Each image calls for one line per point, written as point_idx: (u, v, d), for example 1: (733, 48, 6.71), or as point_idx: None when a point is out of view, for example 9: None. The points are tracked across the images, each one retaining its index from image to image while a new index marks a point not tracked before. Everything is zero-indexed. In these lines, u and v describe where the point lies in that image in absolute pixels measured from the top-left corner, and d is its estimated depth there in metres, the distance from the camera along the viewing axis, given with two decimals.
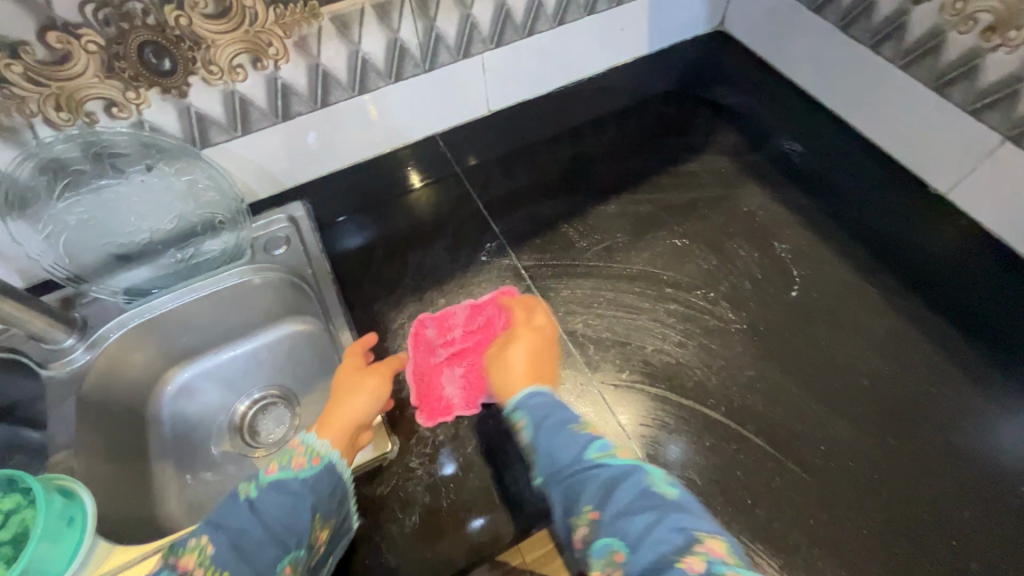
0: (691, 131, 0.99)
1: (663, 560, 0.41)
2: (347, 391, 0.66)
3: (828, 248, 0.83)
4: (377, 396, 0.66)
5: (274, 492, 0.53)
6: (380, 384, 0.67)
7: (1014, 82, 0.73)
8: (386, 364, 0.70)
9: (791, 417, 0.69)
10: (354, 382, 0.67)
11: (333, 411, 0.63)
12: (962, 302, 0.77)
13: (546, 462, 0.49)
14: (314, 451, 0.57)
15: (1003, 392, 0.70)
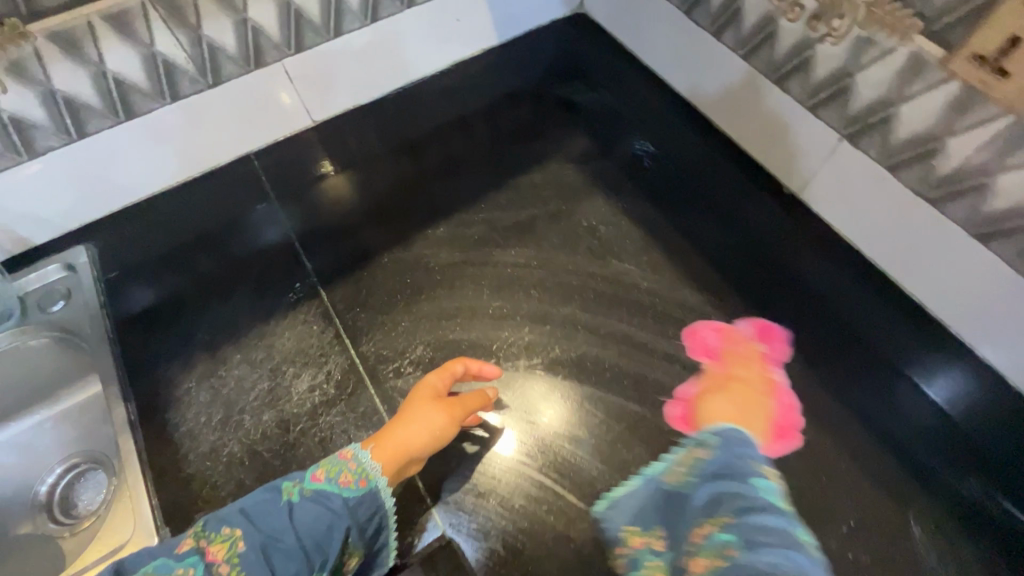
0: (543, 133, 0.89)
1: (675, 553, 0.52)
2: (411, 418, 0.60)
3: (674, 266, 0.76)
4: (439, 437, 0.60)
5: (316, 503, 0.53)
6: (447, 426, 0.61)
7: (845, 76, 0.65)
8: (466, 401, 0.63)
9: (612, 468, 0.62)
10: (426, 413, 0.60)
11: (395, 430, 0.59)
12: (806, 318, 0.71)
13: (721, 460, 0.52)
14: (365, 473, 0.56)
15: (838, 419, 0.65)
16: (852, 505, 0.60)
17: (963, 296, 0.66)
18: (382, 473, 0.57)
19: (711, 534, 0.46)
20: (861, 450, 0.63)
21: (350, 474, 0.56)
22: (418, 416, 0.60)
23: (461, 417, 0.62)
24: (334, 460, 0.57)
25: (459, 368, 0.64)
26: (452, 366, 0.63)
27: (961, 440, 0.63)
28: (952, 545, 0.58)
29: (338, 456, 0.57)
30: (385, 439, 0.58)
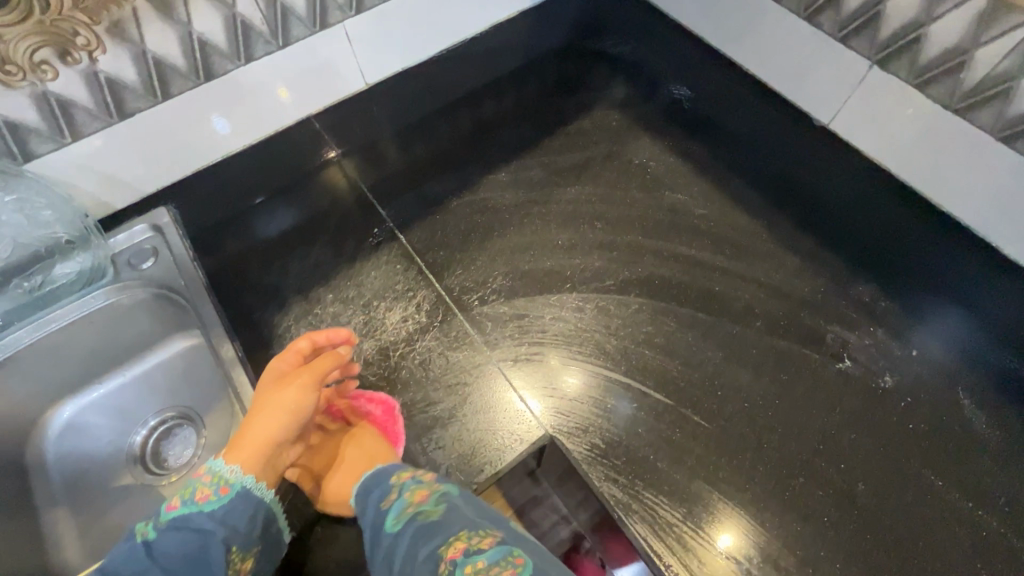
0: (584, 86, 0.94)
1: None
2: (265, 405, 0.62)
3: (723, 194, 0.82)
4: (300, 414, 0.63)
5: (177, 528, 0.55)
6: (301, 398, 0.63)
7: (873, 6, 0.73)
8: (313, 369, 0.64)
9: (690, 368, 0.69)
10: (275, 398, 0.62)
11: (249, 428, 0.61)
12: (846, 234, 0.78)
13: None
14: (221, 479, 0.58)
15: (888, 315, 0.72)
16: (904, 384, 0.67)
17: (987, 199, 0.73)
18: (247, 472, 0.59)
19: (392, 503, 0.56)
20: (910, 338, 0.70)
21: (216, 486, 0.58)
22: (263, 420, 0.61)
23: (315, 384, 0.64)
24: (190, 483, 0.59)
25: (302, 344, 0.66)
26: (295, 344, 0.65)
27: (991, 323, 0.71)
28: (994, 412, 0.66)
29: (192, 477, 0.59)
30: (242, 439, 0.61)
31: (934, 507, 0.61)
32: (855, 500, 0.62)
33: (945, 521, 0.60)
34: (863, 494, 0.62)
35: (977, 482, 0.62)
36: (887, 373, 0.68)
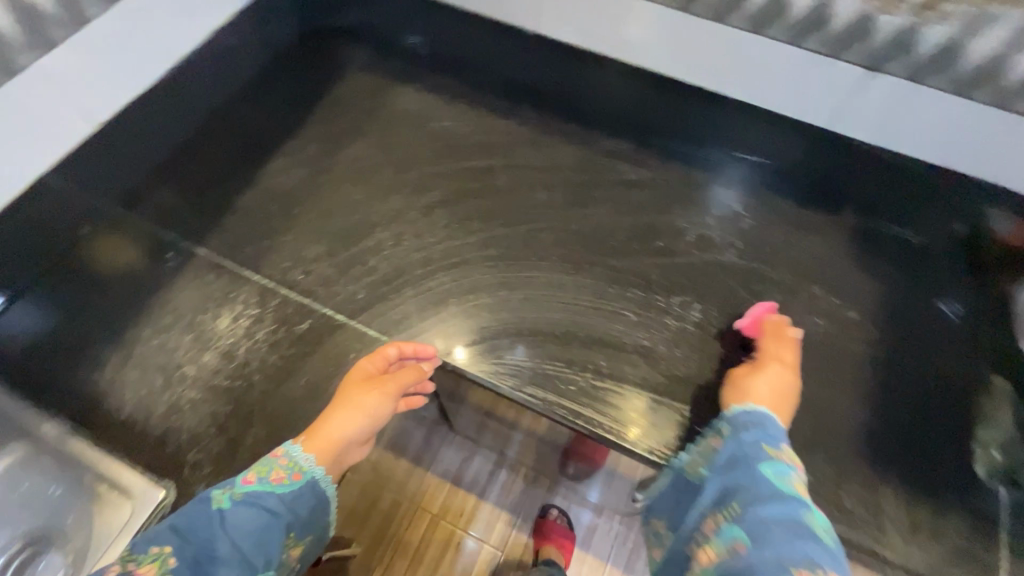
0: (325, 64, 0.98)
1: (780, 563, 0.48)
2: (345, 403, 0.66)
3: (478, 111, 0.94)
4: (372, 417, 0.66)
5: (252, 504, 0.58)
6: (378, 403, 0.66)
7: None
8: (398, 378, 0.67)
9: (504, 249, 0.80)
10: (354, 398, 0.66)
11: (323, 423, 0.64)
12: (581, 108, 0.95)
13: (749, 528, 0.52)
14: (296, 467, 0.61)
15: (630, 154, 0.90)
16: (661, 196, 0.86)
17: (655, 46, 0.83)
18: (317, 463, 0.62)
19: (778, 457, 0.57)
20: (647, 162, 0.89)
21: (289, 475, 0.61)
22: (756, 395, 0.64)
23: (395, 393, 0.67)
24: (264, 463, 0.61)
25: (392, 351, 0.68)
26: (384, 351, 0.67)
27: (696, 133, 0.92)
28: (718, 190, 0.87)
29: (269, 459, 0.62)
30: (318, 432, 0.64)
31: (706, 268, 0.80)
32: (653, 288, 0.77)
33: (715, 275, 0.79)
34: (661, 282, 0.78)
35: (725, 240, 0.82)
36: (645, 195, 0.86)
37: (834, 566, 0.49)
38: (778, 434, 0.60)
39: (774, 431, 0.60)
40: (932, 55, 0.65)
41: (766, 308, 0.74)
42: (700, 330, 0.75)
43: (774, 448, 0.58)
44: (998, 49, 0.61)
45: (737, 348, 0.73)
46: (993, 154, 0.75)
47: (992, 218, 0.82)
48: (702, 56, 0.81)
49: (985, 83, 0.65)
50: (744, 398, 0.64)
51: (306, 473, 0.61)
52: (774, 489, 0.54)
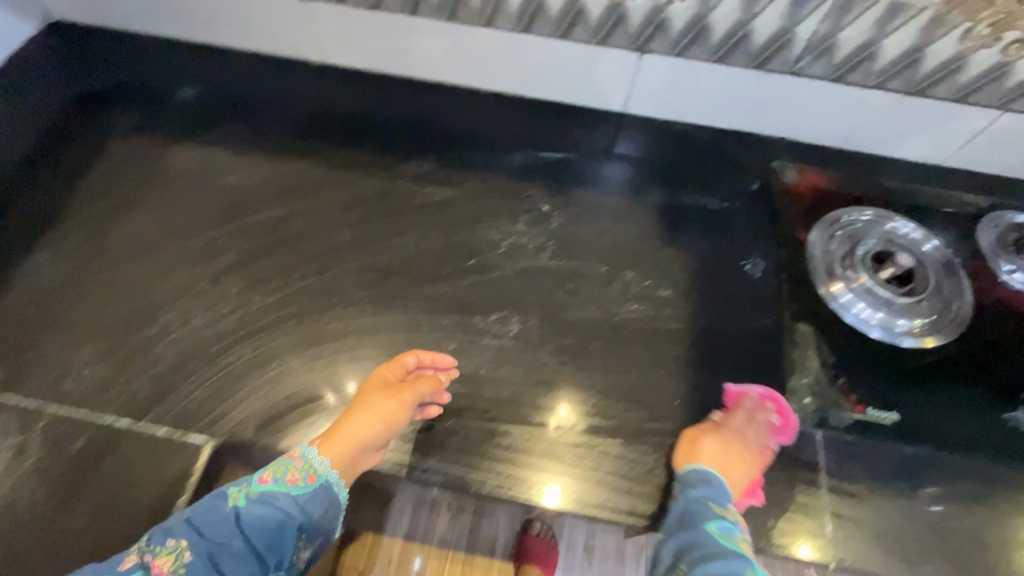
0: (88, 135, 0.88)
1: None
2: (361, 408, 0.64)
3: (268, 157, 0.88)
4: (388, 424, 0.63)
5: (263, 504, 0.59)
6: (394, 413, 0.63)
7: None
8: (414, 388, 0.64)
9: (308, 302, 0.75)
10: (372, 404, 0.64)
11: (342, 425, 0.63)
12: (379, 138, 0.92)
13: None
14: (312, 469, 0.61)
15: (435, 173, 0.88)
16: (469, 210, 0.84)
17: (444, 57, 0.92)
18: (333, 467, 0.61)
19: (722, 517, 0.61)
20: (454, 179, 0.87)
21: (302, 480, 0.61)
22: (705, 449, 0.66)
23: (412, 404, 0.64)
24: (281, 462, 0.62)
25: (411, 361, 0.67)
26: (403, 359, 0.67)
27: (497, 143, 0.93)
28: (525, 194, 0.86)
29: (285, 458, 0.62)
30: (335, 434, 0.62)
31: (521, 276, 0.78)
32: (470, 309, 0.75)
33: (532, 282, 0.78)
34: (476, 301, 0.76)
35: (536, 245, 0.81)
36: (453, 213, 0.83)
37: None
38: (722, 492, 0.63)
39: (720, 487, 0.63)
40: (685, 24, 0.79)
41: (761, 390, 0.70)
42: (519, 343, 0.73)
43: (722, 505, 0.62)
44: (733, 9, 0.76)
45: (558, 353, 0.73)
46: (764, 107, 0.88)
47: (782, 172, 0.89)
48: (484, 62, 0.91)
49: (733, 43, 0.80)
50: (690, 454, 0.66)
51: (319, 477, 0.61)
52: (721, 547, 0.58)
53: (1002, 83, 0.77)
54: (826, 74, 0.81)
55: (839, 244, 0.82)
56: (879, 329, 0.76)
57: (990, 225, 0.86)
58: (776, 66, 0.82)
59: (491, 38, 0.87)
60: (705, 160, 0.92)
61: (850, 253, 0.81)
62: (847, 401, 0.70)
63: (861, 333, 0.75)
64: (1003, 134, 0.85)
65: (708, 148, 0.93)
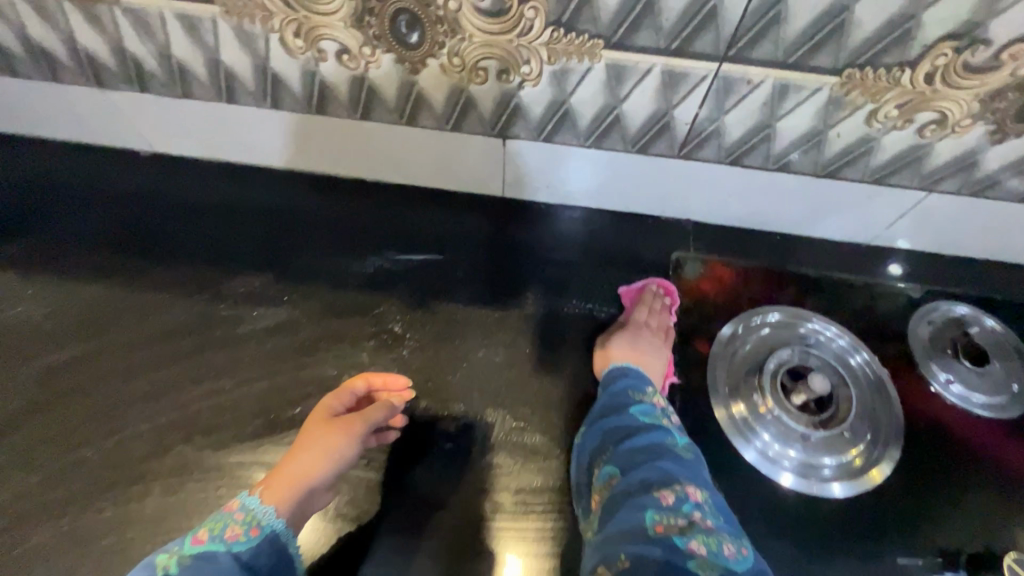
0: None
1: (644, 484, 0.53)
2: (306, 445, 0.58)
3: (62, 280, 0.72)
4: (339, 460, 0.58)
5: (202, 566, 0.48)
6: (346, 443, 0.59)
7: (77, 49, 0.67)
8: (365, 413, 0.60)
9: (80, 484, 0.59)
10: (316, 439, 0.58)
11: (286, 464, 0.57)
12: (205, 247, 0.76)
13: (626, 458, 0.56)
14: (253, 518, 0.53)
15: (269, 290, 0.73)
16: (304, 339, 0.70)
17: (280, 144, 0.77)
18: (278, 513, 0.54)
19: (642, 403, 0.62)
20: (291, 296, 0.73)
21: (245, 536, 0.52)
22: (615, 348, 0.68)
23: (364, 428, 0.60)
24: (218, 518, 0.53)
25: (361, 386, 0.63)
26: (353, 386, 0.63)
27: (347, 239, 0.77)
28: (374, 312, 0.72)
29: (223, 513, 0.54)
30: (281, 473, 0.56)
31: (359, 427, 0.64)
32: None
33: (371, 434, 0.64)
34: None
35: None
36: (284, 344, 0.69)
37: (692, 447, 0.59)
38: (642, 377, 0.64)
39: (638, 376, 0.64)
40: (543, 109, 0.65)
41: (655, 280, 0.76)
42: (346, 521, 0.60)
43: (640, 392, 0.63)
44: (596, 93, 0.62)
45: (392, 533, 0.59)
46: (657, 189, 0.76)
47: (683, 266, 0.77)
48: (326, 146, 0.77)
49: (605, 128, 0.67)
50: (604, 357, 0.68)
51: (265, 529, 0.53)
52: (641, 424, 0.59)
53: (922, 164, 0.65)
54: (720, 158, 0.69)
55: (746, 358, 0.70)
56: (792, 472, 0.63)
57: (923, 321, 0.74)
58: (660, 150, 0.69)
59: (320, 122, 0.72)
60: (596, 253, 0.78)
61: (759, 370, 0.68)
62: None
63: (771, 480, 0.63)
64: (935, 214, 0.72)
65: (599, 233, 0.80)
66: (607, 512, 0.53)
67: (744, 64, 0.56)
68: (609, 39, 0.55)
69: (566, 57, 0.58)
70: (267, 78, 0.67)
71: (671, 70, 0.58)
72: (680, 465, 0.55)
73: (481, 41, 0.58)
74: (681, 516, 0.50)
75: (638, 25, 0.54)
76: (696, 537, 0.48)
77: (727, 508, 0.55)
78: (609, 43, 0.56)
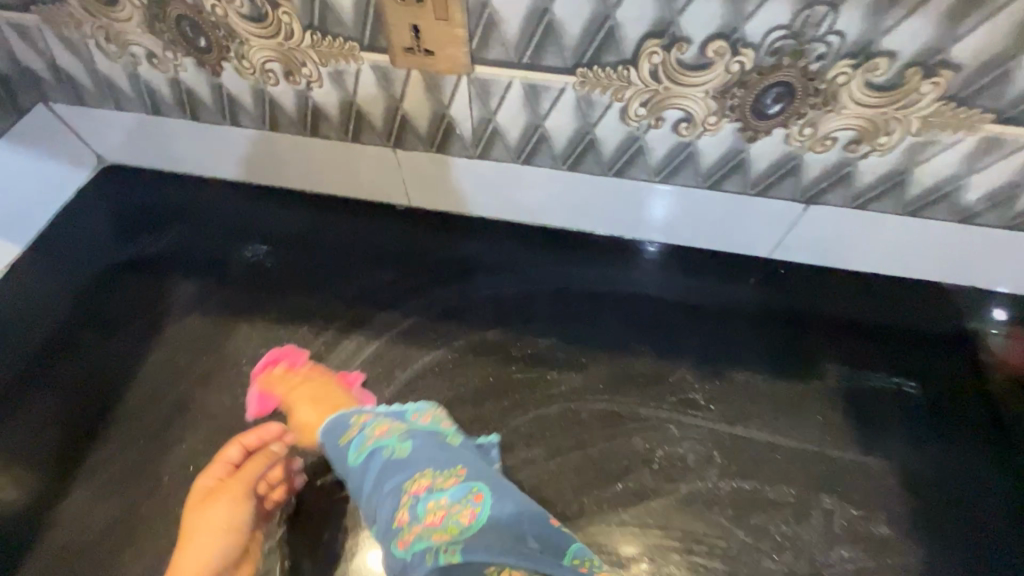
0: (145, 308, 0.77)
1: (390, 517, 0.50)
2: (192, 532, 0.59)
3: (352, 335, 0.73)
4: (235, 529, 0.60)
5: None
6: (234, 514, 0.60)
7: (396, 112, 0.69)
8: (242, 478, 0.62)
9: None
10: (197, 520, 0.59)
11: (180, 565, 0.57)
12: (481, 304, 0.75)
13: (369, 509, 0.53)
14: None
15: (555, 351, 0.71)
16: (605, 406, 0.67)
17: (551, 203, 0.77)
18: None
19: (352, 439, 0.57)
20: (580, 357, 0.71)
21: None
22: (299, 408, 0.66)
23: (246, 492, 0.61)
24: None
25: (233, 453, 0.63)
26: (223, 455, 0.63)
27: (620, 299, 0.76)
28: (668, 379, 0.69)
29: None
30: (174, 570, 0.57)
31: (685, 504, 0.61)
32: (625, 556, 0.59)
33: (704, 513, 0.61)
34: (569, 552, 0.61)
35: (697, 455, 0.64)
36: (587, 409, 0.67)
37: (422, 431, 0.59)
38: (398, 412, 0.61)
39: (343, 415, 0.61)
40: (875, 178, 0.63)
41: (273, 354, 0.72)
42: None
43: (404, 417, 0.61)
44: (949, 165, 0.60)
45: None
46: (963, 259, 0.71)
47: (986, 339, 0.72)
48: (598, 206, 0.76)
49: (936, 197, 0.64)
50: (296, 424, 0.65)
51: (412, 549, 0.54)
52: (358, 466, 0.55)
53: None
54: None
55: None
56: None
57: None
58: (989, 219, 0.65)
59: (607, 182, 0.72)
60: (883, 321, 0.74)
61: None
62: None
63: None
64: None
65: (881, 298, 0.76)
66: (382, 557, 0.50)
67: None
68: (1003, 113, 0.53)
69: (938, 129, 0.56)
70: (582, 143, 0.67)
71: None
72: (431, 463, 0.53)
73: (852, 112, 0.56)
74: (444, 517, 0.48)
75: None
76: (444, 527, 0.47)
77: (462, 456, 0.55)
78: (1000, 117, 0.54)
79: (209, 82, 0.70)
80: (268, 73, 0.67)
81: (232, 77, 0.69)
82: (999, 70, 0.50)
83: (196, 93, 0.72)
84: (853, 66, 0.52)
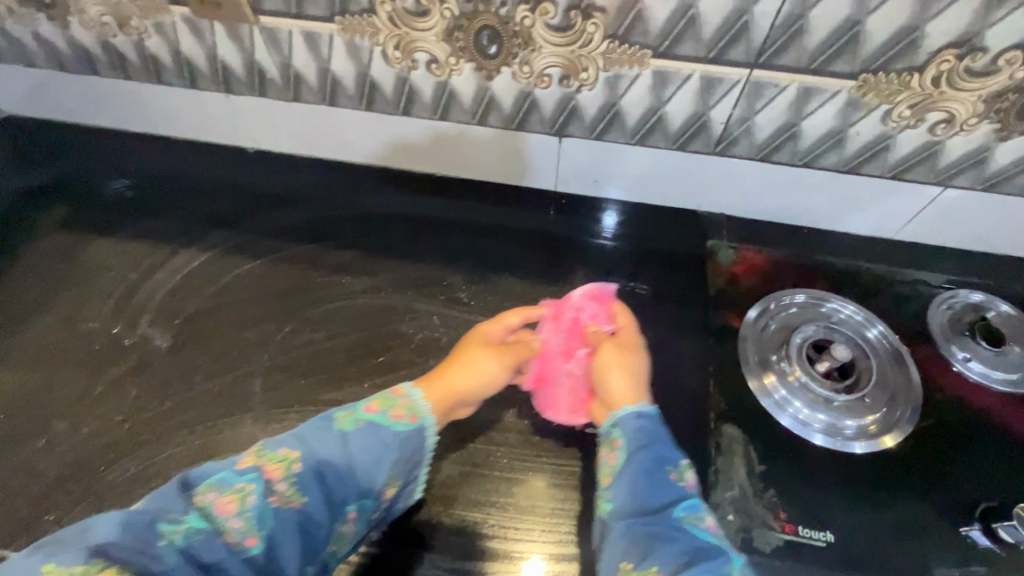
0: (18, 228, 0.90)
1: None
2: (464, 361, 0.70)
3: (186, 250, 0.87)
4: (488, 383, 0.70)
5: (368, 432, 0.60)
6: (498, 372, 0.71)
7: (215, 60, 0.82)
8: (514, 351, 0.74)
9: (201, 409, 0.72)
10: (476, 357, 0.70)
11: (446, 375, 0.68)
12: (300, 226, 0.89)
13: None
14: (413, 410, 0.64)
15: (354, 262, 0.86)
16: (387, 303, 0.81)
17: (362, 142, 0.90)
18: (429, 413, 0.65)
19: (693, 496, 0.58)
20: (373, 267, 0.85)
21: (620, 454, 0.63)
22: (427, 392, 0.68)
23: (511, 365, 0.72)
24: (388, 396, 0.65)
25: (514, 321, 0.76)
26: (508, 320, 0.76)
27: (418, 222, 0.90)
28: (443, 283, 0.83)
29: (391, 394, 0.65)
30: (440, 381, 0.68)
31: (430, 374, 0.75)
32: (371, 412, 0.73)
33: None
34: None
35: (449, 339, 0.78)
36: (369, 305, 0.81)
37: (683, 537, 0.54)
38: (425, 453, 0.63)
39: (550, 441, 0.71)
40: (597, 111, 0.77)
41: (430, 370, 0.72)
42: None
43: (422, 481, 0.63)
44: (643, 96, 0.73)
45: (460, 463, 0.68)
46: (698, 184, 0.85)
47: (717, 254, 0.85)
48: (399, 143, 0.89)
49: (649, 127, 0.77)
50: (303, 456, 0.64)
51: (625, 442, 0.64)
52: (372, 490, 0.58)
53: (937, 160, 0.73)
54: (752, 154, 0.78)
55: (776, 335, 0.76)
56: (822, 432, 0.69)
57: (943, 305, 0.80)
58: (698, 146, 0.79)
59: (398, 120, 0.85)
60: (635, 239, 0.87)
61: (787, 344, 0.75)
62: (776, 519, 0.63)
63: (800, 438, 0.69)
64: (953, 210, 0.79)
65: (639, 221, 0.89)
66: None
67: (771, 70, 0.66)
68: (656, 49, 0.67)
69: (617, 64, 0.70)
70: (366, 84, 0.80)
71: (708, 76, 0.68)
72: None
73: (548, 51, 0.70)
74: None
75: (682, 37, 0.65)
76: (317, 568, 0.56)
77: None
78: (656, 52, 0.67)
79: (63, 35, 0.84)
80: (106, 26, 0.81)
81: (80, 31, 0.83)
82: (634, 11, 0.64)
83: (55, 45, 0.86)
84: (529, 9, 0.66)
